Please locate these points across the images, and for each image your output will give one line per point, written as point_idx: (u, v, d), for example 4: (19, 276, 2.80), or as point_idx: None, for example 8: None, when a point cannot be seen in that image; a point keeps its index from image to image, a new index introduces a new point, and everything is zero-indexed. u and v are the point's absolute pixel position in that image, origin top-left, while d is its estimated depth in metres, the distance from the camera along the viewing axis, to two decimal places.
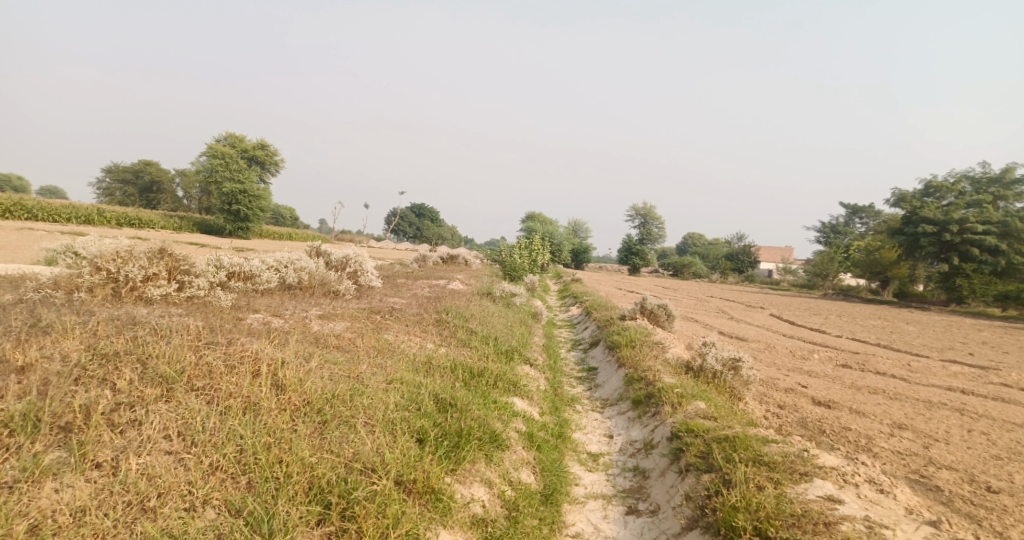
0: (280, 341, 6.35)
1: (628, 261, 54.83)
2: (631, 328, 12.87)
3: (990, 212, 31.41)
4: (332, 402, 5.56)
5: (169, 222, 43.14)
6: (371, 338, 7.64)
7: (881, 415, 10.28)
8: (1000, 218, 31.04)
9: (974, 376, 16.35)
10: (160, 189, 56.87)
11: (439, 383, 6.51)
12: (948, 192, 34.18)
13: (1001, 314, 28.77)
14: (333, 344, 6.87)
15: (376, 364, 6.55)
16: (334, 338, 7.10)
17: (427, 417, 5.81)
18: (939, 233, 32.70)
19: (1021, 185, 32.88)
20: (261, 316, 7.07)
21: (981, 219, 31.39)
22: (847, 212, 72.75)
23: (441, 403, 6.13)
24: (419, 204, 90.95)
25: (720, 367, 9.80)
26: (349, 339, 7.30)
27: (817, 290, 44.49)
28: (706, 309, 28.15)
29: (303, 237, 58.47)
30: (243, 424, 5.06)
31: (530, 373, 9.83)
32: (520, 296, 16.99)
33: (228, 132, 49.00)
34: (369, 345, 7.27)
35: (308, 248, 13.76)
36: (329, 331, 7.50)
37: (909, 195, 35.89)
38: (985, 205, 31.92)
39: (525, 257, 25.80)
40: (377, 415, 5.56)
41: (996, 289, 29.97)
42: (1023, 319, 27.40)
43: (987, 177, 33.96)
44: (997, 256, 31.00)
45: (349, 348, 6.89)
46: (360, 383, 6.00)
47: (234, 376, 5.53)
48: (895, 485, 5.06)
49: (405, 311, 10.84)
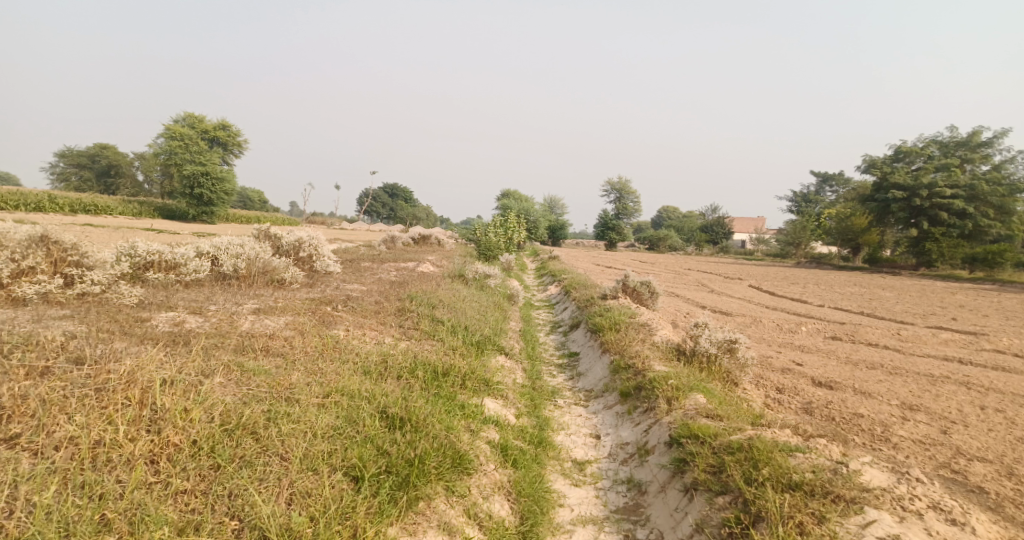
0: (179, 349, 5.25)
1: (605, 236, 53.96)
2: (613, 308, 11.87)
3: (958, 175, 30.98)
4: (231, 435, 4.55)
5: (127, 207, 41.06)
6: (316, 336, 6.49)
7: (886, 394, 9.41)
8: (967, 182, 30.66)
9: (965, 343, 15.72)
10: (119, 172, 54.27)
11: (388, 392, 5.46)
12: (917, 157, 33.62)
13: (969, 276, 28.44)
14: (261, 346, 5.78)
15: (307, 370, 5.53)
16: (267, 339, 5.98)
17: (370, 442, 4.81)
18: (908, 198, 32.22)
19: (989, 147, 32.39)
20: (171, 316, 5.93)
21: (949, 182, 30.97)
22: (818, 180, 72.55)
23: (387, 419, 5.12)
24: (390, 184, 88.98)
25: (714, 350, 8.86)
26: (286, 338, 6.16)
27: (791, 258, 44.07)
28: (684, 282, 27.37)
29: (272, 220, 56.46)
30: (83, 492, 4.00)
31: (504, 365, 8.77)
32: (493, 276, 15.85)
33: (186, 112, 46.73)
34: (309, 345, 6.17)
35: (256, 231, 12.46)
36: (262, 328, 6.34)
37: (879, 161, 35.33)
38: (953, 168, 31.47)
39: (500, 236, 24.62)
40: (296, 449, 4.55)
41: (964, 251, 29.74)
42: (991, 280, 27.13)
43: (955, 140, 33.42)
44: (965, 219, 30.69)
45: (281, 350, 5.82)
46: (280, 401, 4.99)
47: (85, 409, 4.41)
48: (970, 515, 4.26)
49: (362, 299, 9.67)
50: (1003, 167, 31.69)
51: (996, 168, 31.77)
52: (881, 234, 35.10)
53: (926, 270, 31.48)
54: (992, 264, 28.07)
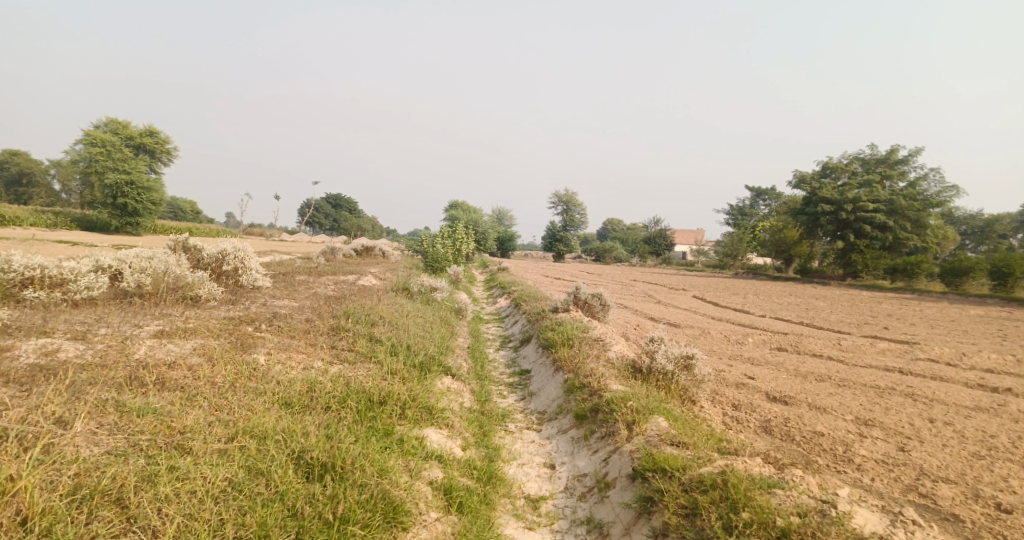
0: (33, 393, 4.72)
1: (551, 248, 53.91)
2: (564, 322, 11.33)
3: (879, 190, 32.23)
4: (80, 506, 4.02)
5: (41, 219, 38.42)
6: (231, 368, 5.72)
7: (839, 407, 9.03)
8: (887, 197, 31.93)
9: (901, 352, 15.91)
10: (33, 182, 50.66)
11: (309, 432, 4.97)
12: (842, 173, 34.81)
13: (891, 286, 29.41)
14: (154, 380, 5.22)
15: (207, 408, 5.00)
16: (163, 373, 5.35)
17: (280, 501, 4.35)
18: (835, 212, 33.26)
19: (906, 165, 33.81)
20: (39, 347, 5.39)
21: (871, 197, 32.18)
22: (752, 194, 74.94)
23: (306, 468, 4.65)
24: (332, 196, 86.79)
25: (671, 367, 8.42)
26: (189, 371, 5.50)
27: (729, 269, 44.90)
28: (631, 293, 27.26)
29: (205, 231, 53.87)
30: None
31: (451, 388, 8.08)
32: (439, 289, 15.04)
33: (110, 117, 44.17)
34: (218, 375, 5.53)
35: (173, 243, 11.34)
36: (162, 359, 5.62)
37: (807, 177, 36.40)
38: (875, 184, 32.71)
39: (448, 247, 23.83)
40: (170, 524, 4.04)
41: (886, 263, 30.82)
42: (911, 290, 28.10)
43: (876, 157, 34.78)
44: (886, 232, 31.94)
45: (181, 383, 5.28)
46: (162, 450, 4.50)
47: None
48: None
49: (292, 316, 8.85)
50: (918, 184, 33.15)
51: (912, 185, 33.18)
52: (811, 246, 36.11)
53: (852, 281, 32.44)
54: (911, 275, 29.17)
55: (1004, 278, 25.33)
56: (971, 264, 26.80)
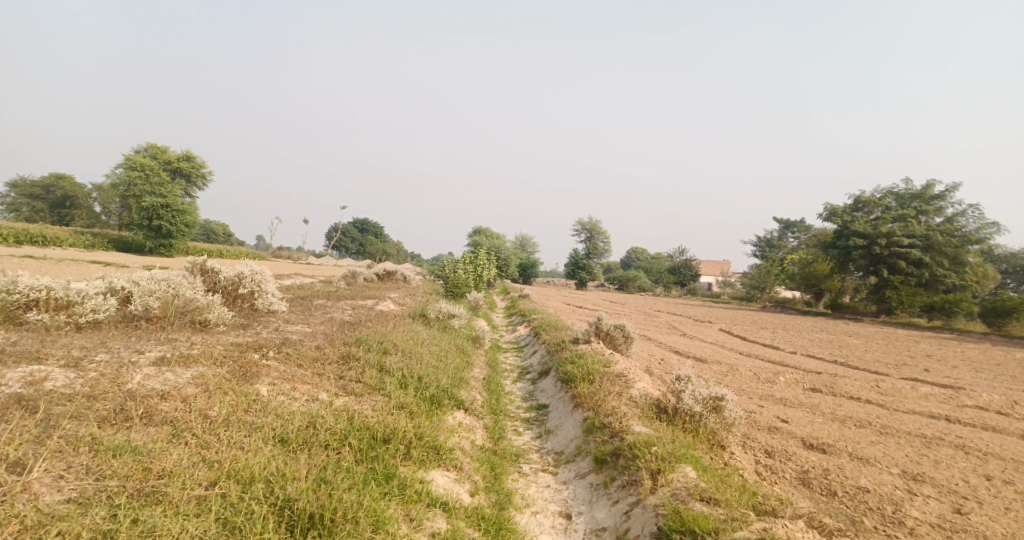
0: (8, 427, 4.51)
1: (575, 276, 53.37)
2: (585, 354, 10.87)
3: (914, 225, 31.26)
4: None
5: (78, 239, 39.21)
6: (227, 400, 5.43)
7: (882, 459, 8.43)
8: (922, 232, 30.93)
9: (944, 397, 15.07)
10: (74, 204, 52.03)
11: (299, 475, 4.65)
12: (876, 207, 33.91)
13: (927, 325, 28.30)
14: (140, 414, 4.98)
15: (193, 447, 4.75)
16: (152, 407, 5.10)
17: None
18: (868, 246, 32.29)
19: (942, 200, 32.81)
20: (26, 375, 5.19)
21: (906, 232, 31.20)
22: (780, 227, 73.74)
23: (291, 522, 4.37)
24: (360, 220, 87.65)
25: (699, 409, 7.90)
26: (181, 404, 5.23)
27: (757, 302, 43.87)
28: (656, 324, 26.58)
29: (234, 253, 54.52)
30: None
31: (463, 424, 7.67)
32: (458, 316, 14.65)
33: (149, 141, 45.17)
34: (212, 408, 5.27)
35: (189, 265, 11.17)
36: (155, 390, 5.36)
37: (839, 210, 35.52)
38: (909, 219, 31.75)
39: (470, 273, 23.52)
40: None
41: (922, 300, 29.72)
42: (949, 330, 26.99)
43: (911, 192, 33.84)
44: (922, 268, 30.87)
45: (169, 417, 5.03)
46: (132, 499, 4.25)
47: None
48: None
49: (303, 344, 8.56)
50: (955, 220, 32.10)
51: (949, 221, 32.13)
52: (843, 281, 35.06)
53: (886, 318, 31.32)
54: (949, 313, 28.04)
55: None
56: (1014, 304, 25.68)
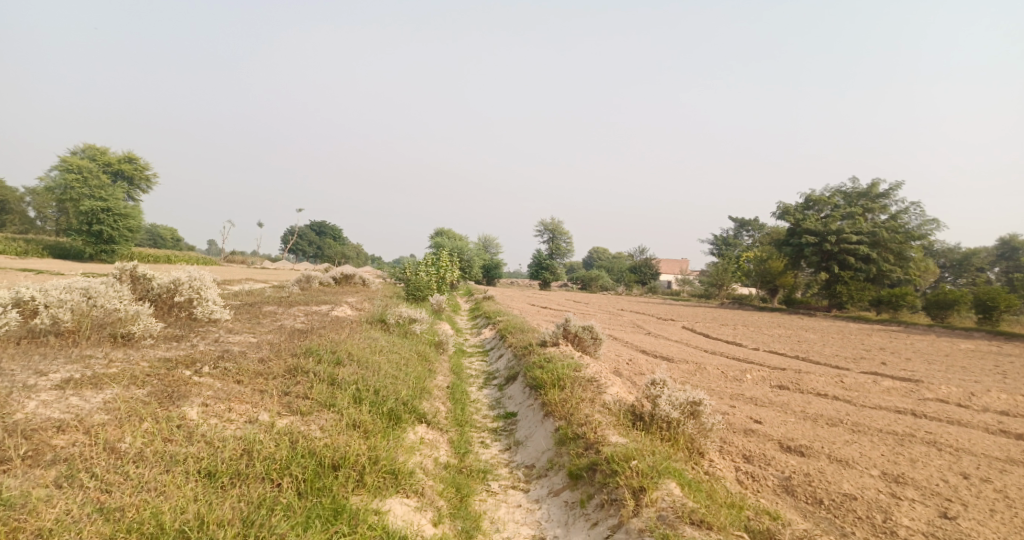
0: None
1: (537, 276, 53.01)
2: (552, 358, 10.31)
3: (862, 222, 31.79)
4: None
5: (11, 247, 36.89)
6: (139, 429, 4.74)
7: (861, 459, 8.09)
8: (870, 228, 31.48)
9: (906, 390, 15.04)
10: (7, 209, 49.14)
11: (223, 525, 4.06)
12: (826, 205, 34.39)
13: (878, 318, 28.77)
14: (27, 453, 4.31)
15: (90, 493, 4.13)
16: (44, 445, 4.41)
17: None
18: (820, 243, 32.72)
19: (887, 198, 33.46)
20: None
21: (855, 229, 31.72)
22: (735, 225, 74.90)
23: None
24: (317, 223, 85.64)
25: (677, 414, 7.41)
26: (80, 439, 4.53)
27: (715, 299, 44.23)
28: (620, 323, 26.31)
29: (184, 258, 52.33)
30: None
31: (424, 440, 7.02)
32: (419, 321, 13.91)
33: (89, 143, 42.88)
34: (124, 439, 4.62)
35: (118, 272, 10.22)
36: (51, 423, 4.63)
37: (792, 207, 35.97)
38: (858, 216, 32.29)
39: (431, 275, 22.77)
40: None
41: (871, 294, 30.21)
42: (899, 322, 27.46)
43: (858, 190, 34.45)
44: (871, 264, 31.41)
45: (65, 453, 4.38)
46: None
47: None
48: None
49: (246, 356, 7.78)
50: (899, 216, 32.76)
51: (895, 217, 32.77)
52: (796, 277, 35.50)
53: (839, 312, 31.78)
54: (896, 307, 28.56)
55: (989, 311, 24.80)
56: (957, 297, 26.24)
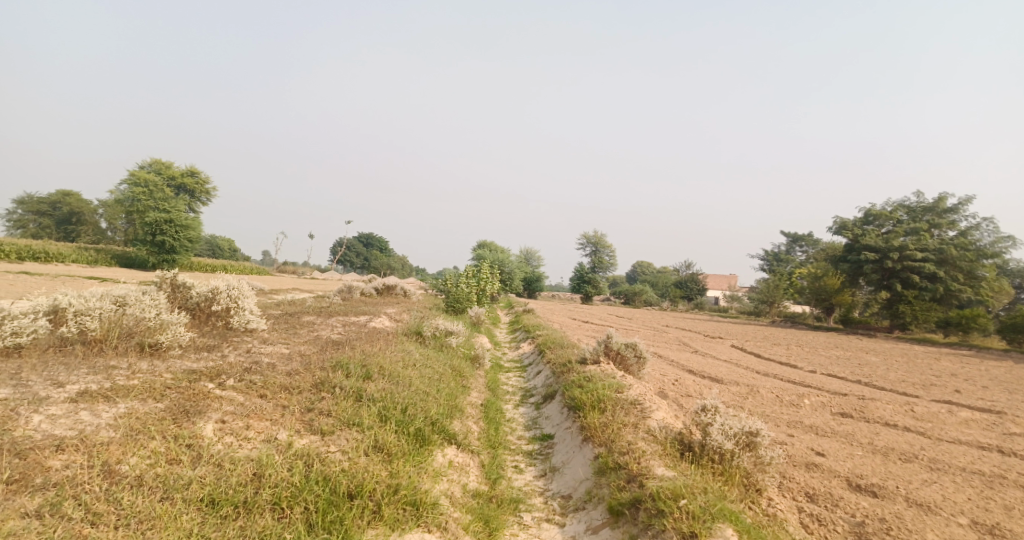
0: None
1: (581, 290, 52.25)
2: (593, 377, 9.74)
3: (927, 238, 30.03)
4: None
5: (82, 256, 38.44)
6: (142, 453, 4.51)
7: (944, 505, 7.24)
8: (936, 245, 29.70)
9: (987, 424, 13.79)
10: (80, 220, 51.44)
11: None
12: (887, 220, 32.67)
13: (945, 341, 27.02)
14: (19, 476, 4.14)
15: (74, 525, 3.97)
16: (38, 467, 4.23)
17: None
18: (880, 260, 31.05)
19: (955, 213, 31.55)
20: None
21: (919, 246, 29.98)
22: (789, 241, 72.46)
23: None
24: (367, 235, 86.92)
25: (731, 446, 6.76)
26: (78, 461, 4.34)
27: (766, 316, 42.59)
28: (666, 340, 25.41)
29: (239, 268, 53.70)
30: None
31: (452, 465, 6.59)
32: (456, 334, 13.51)
33: (154, 158, 44.56)
34: (124, 460, 4.43)
35: (158, 278, 10.13)
36: (51, 443, 4.44)
37: (849, 223, 34.33)
38: (922, 232, 30.52)
39: (473, 287, 22.42)
40: None
41: (937, 315, 28.43)
42: (968, 346, 25.71)
43: (922, 205, 32.62)
44: (936, 282, 29.59)
45: (59, 476, 4.21)
46: None
47: None
48: None
49: (274, 369, 7.50)
50: (968, 233, 30.82)
51: (963, 234, 30.85)
52: (853, 295, 33.82)
53: (900, 333, 30.03)
54: (964, 329, 26.78)
55: None
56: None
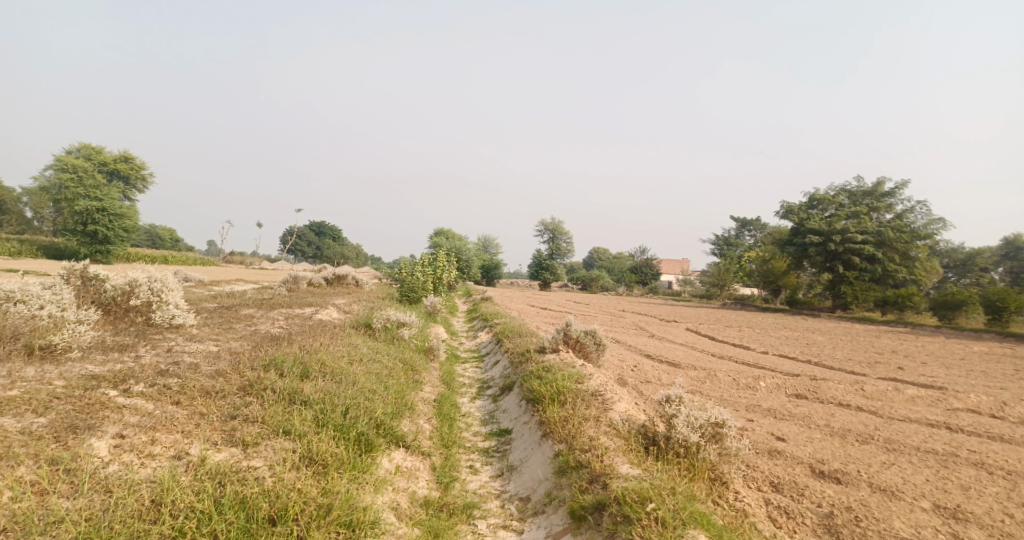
0: None
1: (537, 277, 51.96)
2: (552, 366, 9.24)
3: (867, 221, 30.69)
4: None
5: (6, 247, 35.96)
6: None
7: (906, 489, 6.99)
8: (875, 228, 30.37)
9: (934, 400, 13.94)
10: (4, 209, 48.21)
11: None
12: (830, 204, 33.26)
13: (884, 319, 27.69)
14: None
15: None
16: None
17: None
18: (824, 243, 31.59)
19: (893, 197, 32.31)
20: None
21: (859, 228, 30.61)
22: (737, 225, 73.82)
23: None
24: (317, 223, 84.64)
25: (696, 438, 6.35)
26: None
27: (717, 299, 43.14)
28: (622, 325, 25.24)
29: (181, 258, 51.33)
30: None
31: (397, 470, 5.96)
32: (408, 325, 12.80)
33: (84, 143, 41.95)
34: None
35: (65, 272, 9.17)
36: None
37: (795, 207, 34.83)
38: (862, 215, 31.16)
39: (428, 275, 21.69)
40: None
41: (876, 295, 29.12)
42: (906, 323, 26.38)
43: (863, 189, 33.33)
44: (875, 264, 30.30)
45: None
46: None
47: None
48: None
49: (196, 370, 6.71)
50: (905, 215, 31.64)
51: (899, 217, 31.66)
52: (800, 277, 34.41)
53: (842, 313, 30.70)
54: (901, 308, 27.47)
55: (1000, 311, 23.79)
56: (965, 297, 25.11)
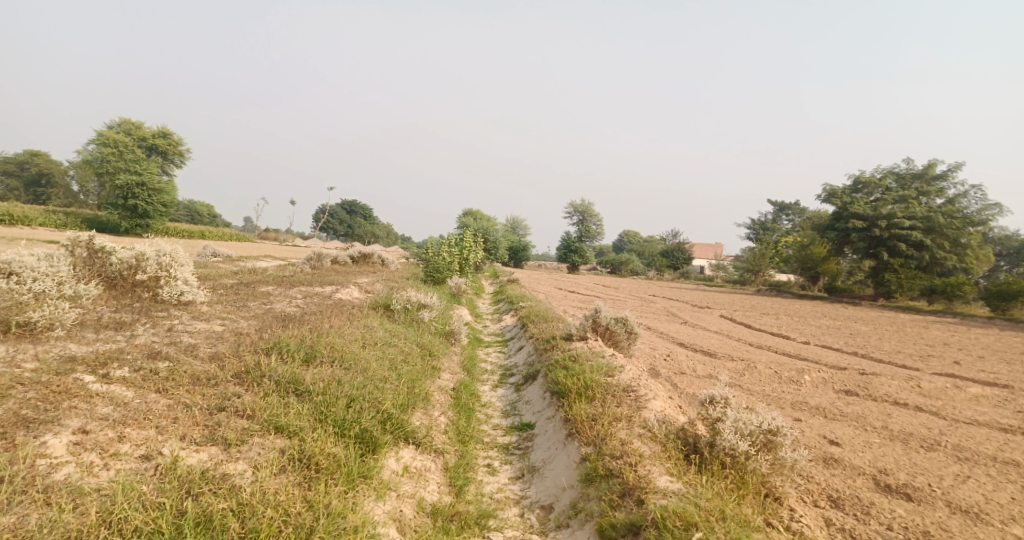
0: None
1: (567, 259, 51.06)
2: (581, 356, 8.47)
3: (915, 206, 28.94)
4: None
5: (49, 219, 36.52)
6: None
7: (986, 510, 6.11)
8: (924, 213, 28.63)
9: (996, 400, 12.83)
10: (51, 183, 49.10)
11: None
12: (875, 188, 31.54)
13: (929, 308, 26.21)
14: None
15: None
16: None
17: None
18: (867, 228, 29.96)
19: (944, 181, 30.42)
20: None
21: (907, 214, 28.89)
22: (774, 209, 71.55)
23: None
24: (350, 201, 84.81)
25: (747, 447, 5.56)
26: None
27: (751, 285, 41.76)
28: (653, 311, 24.32)
29: (218, 233, 51.80)
30: None
31: (403, 474, 5.30)
32: (429, 307, 12.15)
33: (123, 118, 42.15)
34: None
35: (70, 242, 8.48)
36: None
37: (838, 190, 33.13)
38: (910, 200, 29.41)
39: (454, 255, 21.05)
40: None
41: (922, 283, 27.55)
42: (954, 313, 24.91)
43: (911, 172, 31.47)
44: (922, 251, 28.61)
45: None
46: None
47: None
48: None
49: (192, 353, 6.15)
50: (956, 201, 29.81)
51: (950, 202, 29.80)
52: (840, 264, 32.85)
53: (885, 302, 29.19)
54: (950, 297, 25.89)
55: None
56: (1020, 287, 23.43)
